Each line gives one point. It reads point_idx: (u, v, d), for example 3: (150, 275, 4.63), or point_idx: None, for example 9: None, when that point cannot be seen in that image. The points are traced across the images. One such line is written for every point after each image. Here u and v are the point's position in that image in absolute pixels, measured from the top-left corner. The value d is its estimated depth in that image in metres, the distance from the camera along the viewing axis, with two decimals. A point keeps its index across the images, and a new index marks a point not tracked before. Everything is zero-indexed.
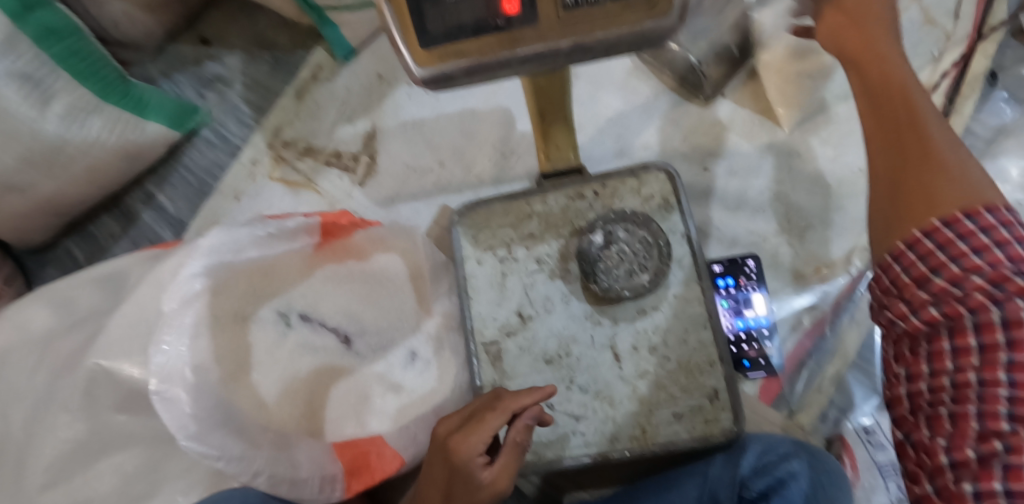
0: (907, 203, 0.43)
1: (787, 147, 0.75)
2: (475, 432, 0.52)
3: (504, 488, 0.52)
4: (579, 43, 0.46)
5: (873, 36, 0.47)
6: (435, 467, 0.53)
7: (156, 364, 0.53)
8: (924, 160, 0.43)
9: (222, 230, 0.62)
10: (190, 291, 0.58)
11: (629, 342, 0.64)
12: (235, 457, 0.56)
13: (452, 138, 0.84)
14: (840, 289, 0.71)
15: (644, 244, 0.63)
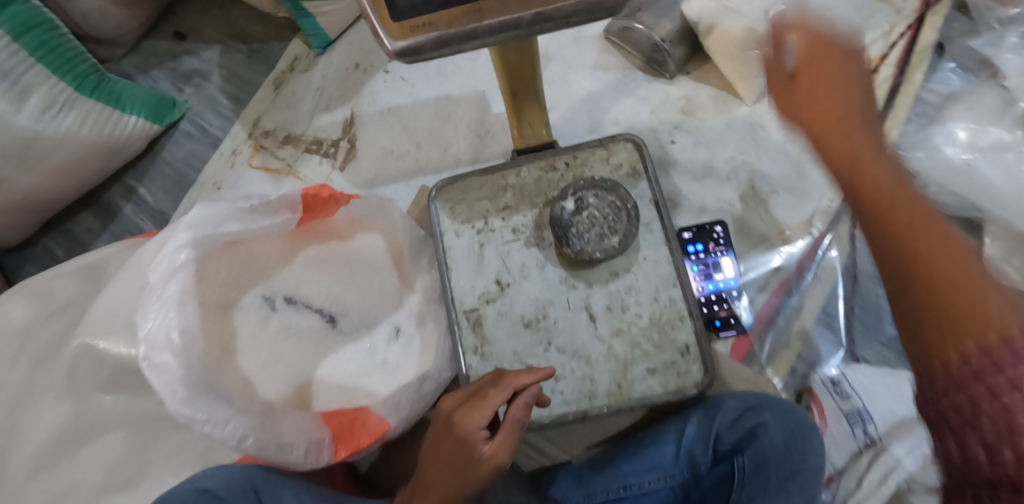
0: (952, 324, 0.37)
1: (749, 120, 0.78)
2: (477, 408, 0.54)
3: (503, 461, 0.54)
4: (541, 14, 0.49)
5: (848, 126, 0.42)
6: (438, 444, 0.55)
7: (144, 329, 0.53)
8: (951, 291, 0.37)
9: (203, 203, 0.60)
10: (174, 264, 0.56)
11: (603, 302, 0.66)
12: (223, 421, 0.55)
13: (428, 121, 0.86)
14: (804, 250, 0.74)
15: (613, 208, 0.67)
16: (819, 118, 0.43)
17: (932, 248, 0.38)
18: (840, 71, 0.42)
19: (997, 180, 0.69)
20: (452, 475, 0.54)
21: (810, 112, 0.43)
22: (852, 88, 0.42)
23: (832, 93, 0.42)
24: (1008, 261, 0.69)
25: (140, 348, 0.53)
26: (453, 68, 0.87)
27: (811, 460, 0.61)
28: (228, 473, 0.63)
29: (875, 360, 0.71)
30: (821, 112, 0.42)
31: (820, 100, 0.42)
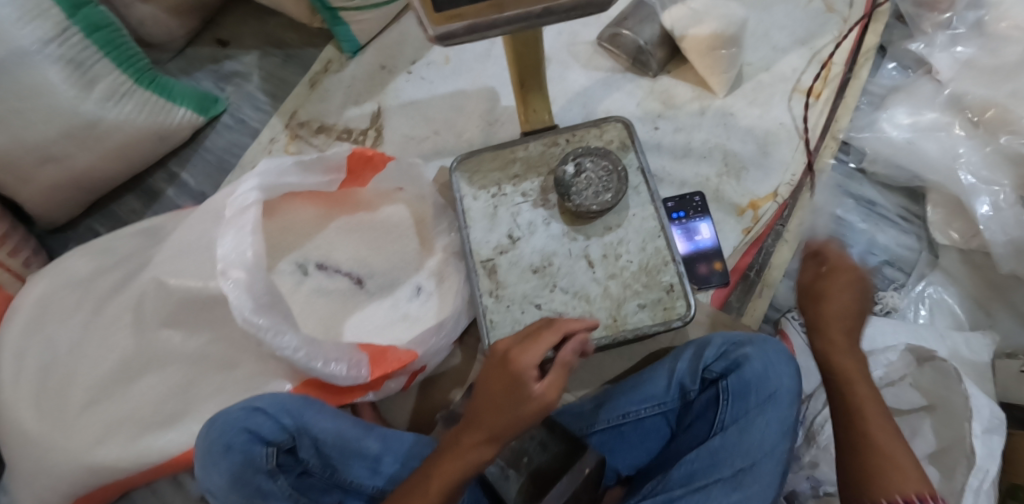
0: (865, 465, 0.57)
1: (720, 109, 0.91)
2: (531, 347, 0.60)
3: (552, 400, 0.58)
4: (547, 9, 0.66)
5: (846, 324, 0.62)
6: (491, 379, 0.59)
7: (222, 252, 0.65)
8: (864, 428, 0.59)
9: (270, 157, 0.72)
10: (246, 201, 0.68)
11: (600, 252, 0.78)
12: (276, 330, 0.66)
13: (445, 111, 0.98)
14: (772, 214, 0.85)
15: (606, 171, 0.78)
16: (824, 308, 0.63)
17: (864, 396, 0.60)
18: (846, 288, 0.63)
19: (929, 153, 0.82)
20: (502, 408, 0.57)
21: (817, 303, 0.63)
22: (852, 303, 0.62)
23: (838, 295, 0.62)
24: (949, 225, 0.82)
25: (219, 265, 0.65)
26: (466, 69, 1.00)
27: (788, 382, 0.67)
28: (274, 398, 0.69)
29: None
30: (820, 317, 0.62)
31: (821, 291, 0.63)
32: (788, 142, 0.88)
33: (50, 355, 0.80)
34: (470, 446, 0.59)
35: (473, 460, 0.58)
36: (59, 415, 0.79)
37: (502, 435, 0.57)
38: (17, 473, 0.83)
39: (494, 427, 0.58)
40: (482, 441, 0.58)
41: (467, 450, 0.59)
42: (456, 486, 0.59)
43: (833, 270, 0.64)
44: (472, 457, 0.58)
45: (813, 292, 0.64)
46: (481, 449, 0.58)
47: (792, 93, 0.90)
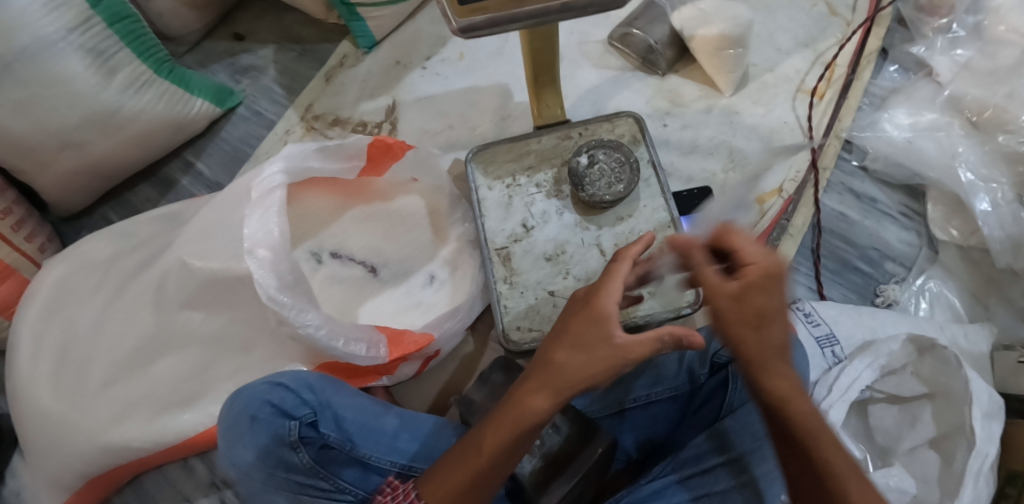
0: (818, 489, 0.54)
1: (726, 108, 0.93)
2: (610, 287, 0.58)
3: (639, 353, 0.55)
4: (567, 4, 0.68)
5: (771, 338, 0.54)
6: (571, 320, 0.58)
7: (249, 231, 0.67)
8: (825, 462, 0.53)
9: (295, 143, 0.74)
10: (272, 184, 0.71)
11: (611, 241, 0.80)
12: (300, 308, 0.68)
13: (459, 106, 1.00)
14: (776, 210, 0.87)
15: (618, 162, 0.81)
16: (759, 327, 0.53)
17: (807, 419, 0.54)
18: (774, 296, 0.54)
19: (929, 152, 0.85)
20: (583, 353, 0.56)
21: (747, 325, 0.54)
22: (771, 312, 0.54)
23: (767, 308, 0.53)
24: (949, 222, 0.85)
25: (246, 242, 0.67)
26: (480, 65, 1.03)
27: (799, 365, 0.69)
28: (298, 376, 0.72)
29: (842, 300, 0.85)
30: (757, 343, 0.54)
31: (744, 301, 0.54)
32: (792, 141, 0.90)
33: (70, 335, 0.82)
34: (537, 393, 0.57)
35: (536, 409, 0.57)
36: (79, 394, 0.80)
37: (574, 384, 0.56)
38: (34, 452, 0.84)
39: (567, 374, 0.56)
40: (552, 388, 0.57)
41: (532, 398, 0.57)
42: (517, 439, 0.58)
43: (760, 278, 0.54)
44: (535, 407, 0.57)
45: (743, 306, 0.54)
46: (550, 396, 0.56)
47: (796, 93, 0.93)
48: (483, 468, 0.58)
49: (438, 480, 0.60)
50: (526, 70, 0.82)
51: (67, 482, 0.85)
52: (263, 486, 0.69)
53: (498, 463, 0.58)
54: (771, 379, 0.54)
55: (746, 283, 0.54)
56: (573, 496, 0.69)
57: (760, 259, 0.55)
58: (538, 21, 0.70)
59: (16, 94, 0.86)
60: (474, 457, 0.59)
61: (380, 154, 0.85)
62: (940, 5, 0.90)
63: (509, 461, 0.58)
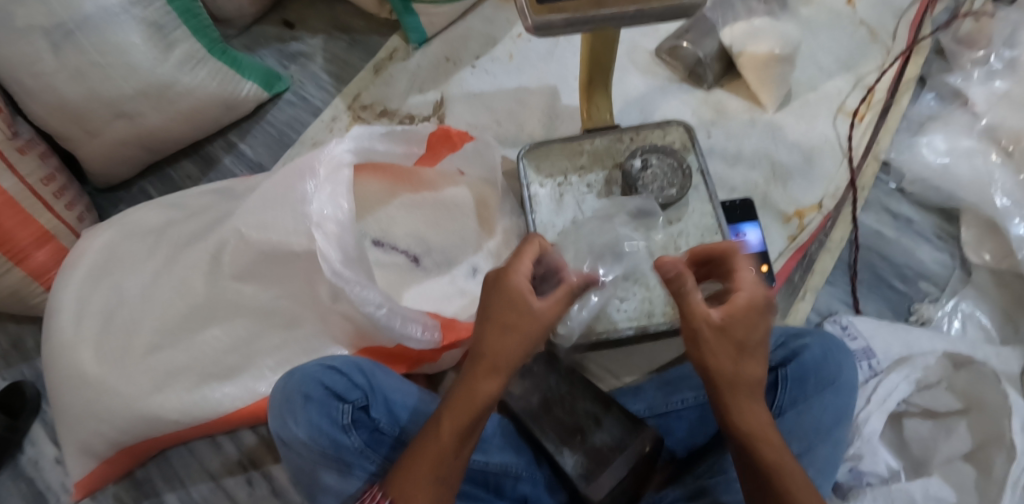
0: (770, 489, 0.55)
1: (769, 123, 0.96)
2: (518, 263, 0.61)
3: (555, 315, 0.60)
4: (642, 9, 0.70)
5: (740, 355, 0.56)
6: (491, 303, 0.60)
7: (316, 208, 0.73)
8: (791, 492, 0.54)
9: (362, 125, 0.79)
10: (341, 161, 0.77)
11: (661, 243, 0.82)
12: (360, 283, 0.72)
13: (507, 105, 1.02)
14: (816, 226, 0.90)
15: (671, 167, 0.82)
16: (734, 356, 0.56)
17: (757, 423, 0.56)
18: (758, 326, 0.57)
19: (965, 177, 0.88)
20: (504, 324, 0.58)
21: (728, 357, 0.56)
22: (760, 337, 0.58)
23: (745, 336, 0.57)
24: (981, 245, 0.88)
25: (314, 217, 0.73)
26: (530, 66, 1.05)
27: (845, 374, 0.68)
28: (352, 361, 0.72)
29: (875, 314, 0.88)
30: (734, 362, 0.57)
31: (729, 325, 0.57)
32: (831, 156, 0.93)
33: (118, 301, 0.82)
34: (481, 377, 0.58)
35: (486, 391, 0.58)
36: (123, 361, 0.80)
37: (505, 357, 0.58)
38: (67, 418, 0.84)
39: (503, 351, 0.58)
40: (489, 370, 0.58)
41: (475, 385, 0.58)
42: (470, 424, 0.58)
43: (745, 310, 0.57)
44: (482, 392, 0.58)
45: (735, 329, 0.57)
46: (489, 375, 0.58)
47: (837, 113, 0.96)
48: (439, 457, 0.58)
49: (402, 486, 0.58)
50: (581, 72, 0.85)
51: (97, 450, 0.85)
52: (310, 466, 0.69)
53: (456, 453, 0.58)
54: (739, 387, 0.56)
55: (729, 313, 0.57)
56: (615, 493, 0.69)
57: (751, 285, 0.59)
58: (610, 23, 0.71)
59: (75, 61, 0.87)
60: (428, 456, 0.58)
61: (437, 143, 0.86)
62: (979, 37, 0.95)
63: (462, 447, 0.58)
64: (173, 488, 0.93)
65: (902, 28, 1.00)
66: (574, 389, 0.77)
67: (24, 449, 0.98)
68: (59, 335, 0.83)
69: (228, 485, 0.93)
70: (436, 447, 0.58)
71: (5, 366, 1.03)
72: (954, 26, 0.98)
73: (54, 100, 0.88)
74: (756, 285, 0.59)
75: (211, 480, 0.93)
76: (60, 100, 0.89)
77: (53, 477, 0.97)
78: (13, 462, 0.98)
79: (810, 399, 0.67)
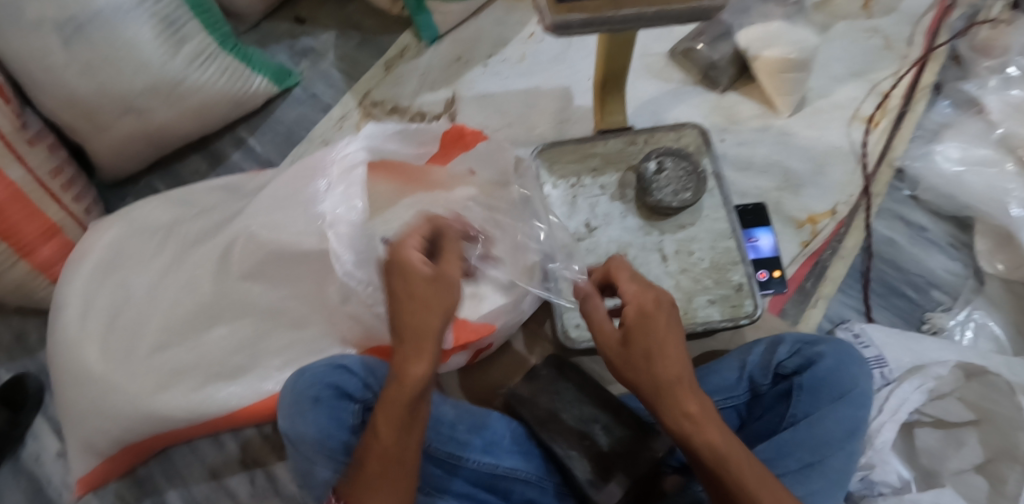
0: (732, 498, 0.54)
1: (783, 128, 0.95)
2: (405, 241, 0.63)
3: (453, 276, 0.61)
4: (661, 11, 0.69)
5: (652, 361, 0.58)
6: (392, 289, 0.60)
7: (328, 209, 0.73)
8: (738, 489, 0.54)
9: (373, 123, 0.77)
10: (354, 160, 0.76)
11: (673, 247, 0.81)
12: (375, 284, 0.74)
13: (519, 106, 1.01)
14: (829, 233, 0.89)
15: (686, 171, 0.81)
16: (643, 357, 0.58)
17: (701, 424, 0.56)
18: (657, 326, 0.59)
19: (978, 187, 0.87)
20: (409, 302, 0.59)
21: (635, 363, 0.59)
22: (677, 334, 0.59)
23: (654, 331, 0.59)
24: (994, 256, 0.87)
25: (327, 218, 0.73)
26: (541, 68, 1.04)
27: (860, 385, 0.68)
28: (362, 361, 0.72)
29: (887, 322, 0.88)
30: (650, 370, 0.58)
31: (631, 334, 0.59)
32: (844, 163, 0.92)
33: (125, 298, 0.82)
34: (411, 362, 0.58)
35: (417, 372, 0.58)
36: (130, 357, 0.80)
37: (433, 329, 0.59)
38: (71, 413, 0.84)
39: (417, 326, 0.58)
40: (414, 349, 0.58)
41: (405, 371, 0.58)
42: (407, 409, 0.58)
43: (637, 315, 0.60)
44: (412, 376, 0.57)
45: (635, 324, 0.59)
46: (419, 357, 0.58)
47: (852, 120, 0.95)
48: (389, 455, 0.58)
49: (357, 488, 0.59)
50: (596, 72, 0.85)
51: (100, 447, 0.84)
52: (318, 469, 0.68)
53: (402, 446, 0.59)
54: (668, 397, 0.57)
55: (627, 326, 0.60)
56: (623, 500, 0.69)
57: (635, 290, 0.62)
58: (628, 25, 0.71)
59: (85, 56, 0.86)
60: (377, 458, 0.59)
61: (449, 145, 0.84)
62: (995, 46, 0.93)
63: (410, 438, 0.59)
64: (176, 486, 0.93)
65: (918, 35, 0.99)
66: (581, 393, 0.76)
67: (26, 443, 0.98)
68: (64, 331, 0.82)
69: (230, 484, 0.92)
70: (381, 448, 0.59)
71: (8, 359, 1.02)
72: (972, 34, 0.97)
73: (64, 94, 0.88)
74: (641, 292, 0.61)
75: (214, 479, 0.93)
76: (69, 93, 0.88)
77: (56, 472, 0.96)
78: (14, 456, 0.97)
79: (824, 410, 0.66)
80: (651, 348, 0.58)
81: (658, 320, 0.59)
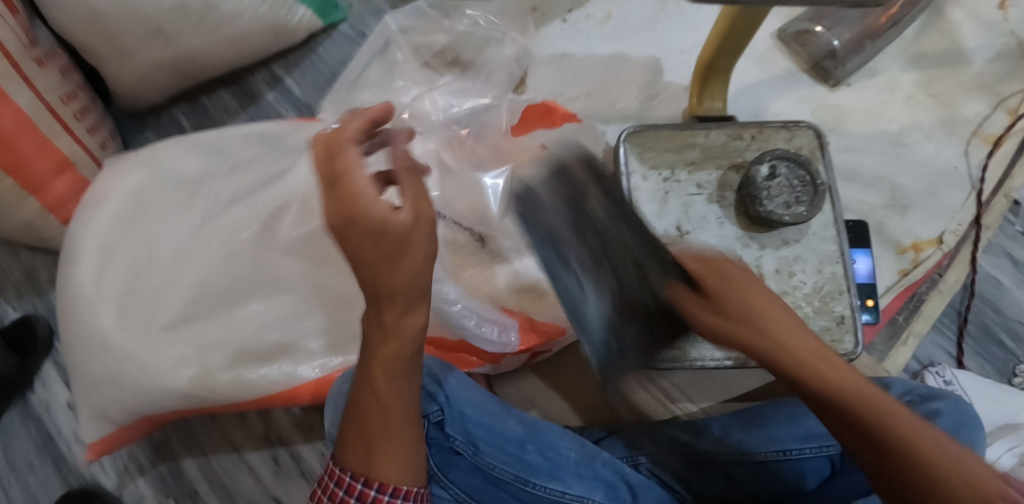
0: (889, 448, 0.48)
1: (895, 137, 0.84)
2: (350, 182, 0.49)
3: (428, 212, 0.49)
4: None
5: (752, 308, 0.51)
6: (357, 249, 0.48)
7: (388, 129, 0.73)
8: (893, 437, 0.48)
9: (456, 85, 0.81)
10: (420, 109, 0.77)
11: (773, 266, 0.72)
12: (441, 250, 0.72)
13: (599, 74, 0.89)
14: (934, 263, 0.80)
15: (802, 181, 0.70)
16: (758, 327, 0.51)
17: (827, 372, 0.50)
18: (731, 277, 0.53)
19: None
20: (377, 269, 0.48)
21: (728, 319, 0.52)
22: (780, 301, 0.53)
23: (756, 309, 0.52)
24: None
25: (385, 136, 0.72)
26: (629, 31, 0.91)
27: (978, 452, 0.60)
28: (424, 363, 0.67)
29: (978, 372, 0.81)
30: (748, 328, 0.51)
31: (718, 281, 0.53)
32: (958, 186, 0.83)
33: (146, 259, 0.72)
34: (405, 313, 0.50)
35: (415, 323, 0.51)
36: (149, 326, 0.71)
37: (419, 282, 0.49)
38: (83, 378, 0.75)
39: (401, 284, 0.48)
40: (410, 301, 0.49)
41: (398, 322, 0.50)
42: (406, 360, 0.52)
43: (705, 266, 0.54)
44: (407, 329, 0.50)
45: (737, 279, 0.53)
46: (414, 306, 0.50)
47: (972, 137, 0.84)
48: (399, 412, 0.53)
49: (358, 454, 0.53)
50: (707, 50, 0.74)
51: (113, 418, 0.76)
52: None
53: (406, 391, 0.53)
54: (772, 351, 0.51)
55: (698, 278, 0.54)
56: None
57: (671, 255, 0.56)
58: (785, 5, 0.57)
59: None
60: (380, 410, 0.53)
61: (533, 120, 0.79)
62: None
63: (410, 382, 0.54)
64: (194, 455, 0.87)
65: None
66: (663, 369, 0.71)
67: (35, 389, 0.90)
68: (79, 289, 0.72)
69: (252, 459, 0.86)
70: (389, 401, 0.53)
71: (16, 297, 0.93)
72: None
73: (81, 10, 0.74)
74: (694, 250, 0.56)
75: (235, 452, 0.86)
76: (86, 11, 0.75)
77: (66, 423, 0.89)
78: (22, 401, 0.90)
79: None
80: (744, 293, 0.52)
81: (726, 267, 0.53)
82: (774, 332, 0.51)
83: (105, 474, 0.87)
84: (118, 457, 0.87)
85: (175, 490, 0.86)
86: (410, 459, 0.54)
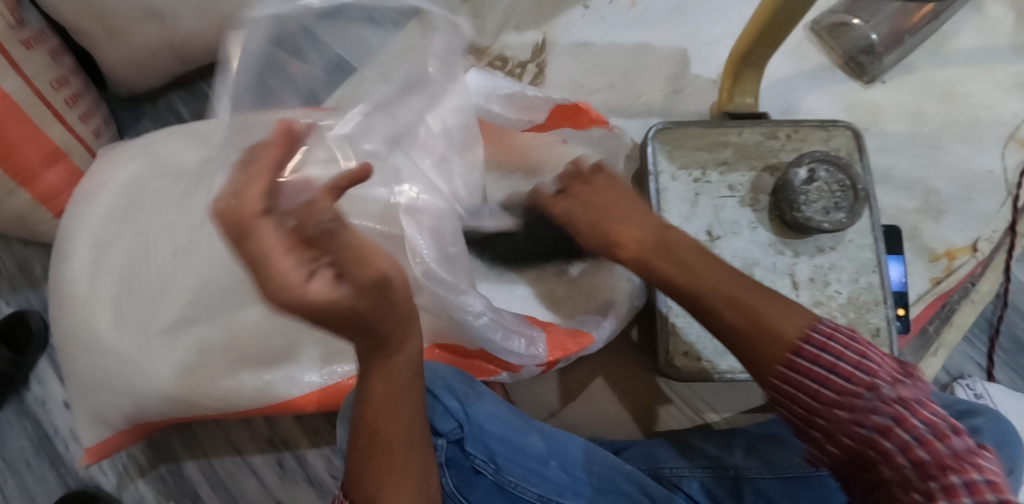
0: (738, 325, 0.55)
1: (930, 138, 0.81)
2: (264, 269, 0.37)
3: (379, 270, 0.40)
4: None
5: (616, 221, 0.65)
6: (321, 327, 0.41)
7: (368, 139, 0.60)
8: (721, 314, 0.56)
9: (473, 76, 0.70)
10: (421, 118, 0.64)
11: (807, 274, 0.69)
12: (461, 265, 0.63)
13: (623, 65, 0.85)
14: (967, 272, 0.77)
15: (841, 185, 0.67)
16: (611, 235, 0.64)
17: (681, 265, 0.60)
18: (605, 197, 0.67)
19: None
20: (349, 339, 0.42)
21: (601, 230, 0.65)
22: (633, 209, 0.65)
23: (619, 223, 0.65)
24: None
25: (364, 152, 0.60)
26: (654, 19, 0.86)
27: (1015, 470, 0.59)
28: (442, 377, 0.62)
29: (1009, 384, 0.79)
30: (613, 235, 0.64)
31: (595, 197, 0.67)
32: (994, 191, 0.79)
33: (144, 258, 0.68)
34: (399, 340, 0.46)
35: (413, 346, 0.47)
36: (148, 331, 0.67)
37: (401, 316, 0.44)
38: (80, 381, 0.71)
39: (390, 329, 0.44)
40: (404, 331, 0.46)
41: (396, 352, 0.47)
42: (408, 384, 0.49)
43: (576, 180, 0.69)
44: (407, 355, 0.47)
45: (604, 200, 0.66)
46: (408, 332, 0.46)
47: (1009, 140, 0.81)
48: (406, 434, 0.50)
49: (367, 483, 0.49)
50: (743, 43, 0.70)
51: (111, 424, 0.72)
52: None
53: (414, 411, 0.50)
54: (627, 250, 0.64)
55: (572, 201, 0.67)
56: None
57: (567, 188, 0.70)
58: None
59: None
60: (390, 432, 0.49)
61: (558, 119, 0.73)
62: None
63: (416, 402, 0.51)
64: (195, 457, 0.83)
65: None
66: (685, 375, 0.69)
67: (30, 387, 0.86)
68: (71, 288, 0.69)
69: (257, 464, 0.83)
70: (397, 422, 0.50)
71: (8, 290, 0.88)
72: None
73: None
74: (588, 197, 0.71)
75: (239, 455, 0.83)
76: None
77: (63, 421, 0.86)
78: (17, 398, 0.86)
79: None
80: (611, 208, 0.66)
81: (609, 192, 0.67)
82: (626, 239, 0.64)
83: (103, 475, 0.83)
84: (117, 458, 0.84)
85: (177, 493, 0.83)
86: (424, 485, 0.51)
